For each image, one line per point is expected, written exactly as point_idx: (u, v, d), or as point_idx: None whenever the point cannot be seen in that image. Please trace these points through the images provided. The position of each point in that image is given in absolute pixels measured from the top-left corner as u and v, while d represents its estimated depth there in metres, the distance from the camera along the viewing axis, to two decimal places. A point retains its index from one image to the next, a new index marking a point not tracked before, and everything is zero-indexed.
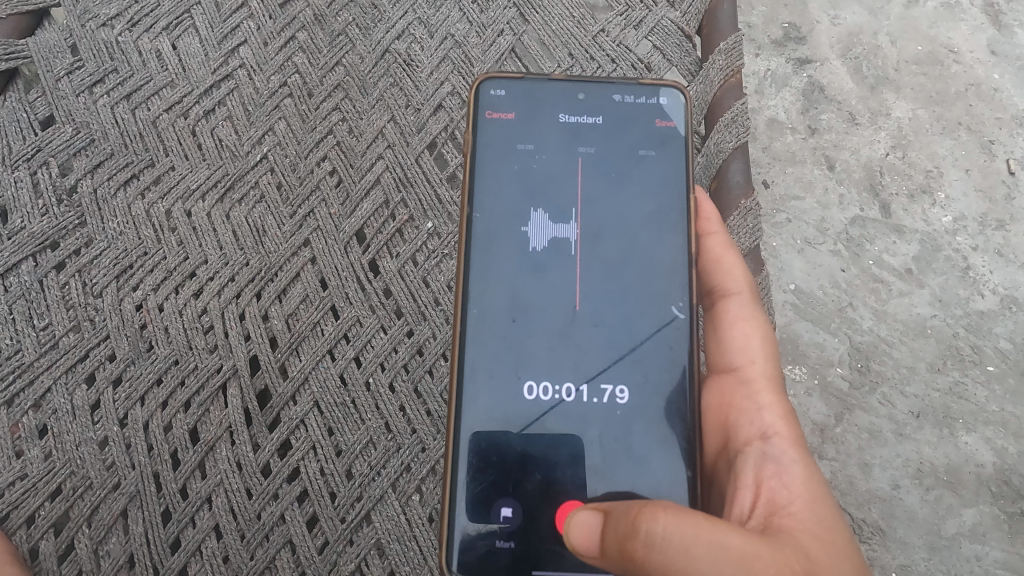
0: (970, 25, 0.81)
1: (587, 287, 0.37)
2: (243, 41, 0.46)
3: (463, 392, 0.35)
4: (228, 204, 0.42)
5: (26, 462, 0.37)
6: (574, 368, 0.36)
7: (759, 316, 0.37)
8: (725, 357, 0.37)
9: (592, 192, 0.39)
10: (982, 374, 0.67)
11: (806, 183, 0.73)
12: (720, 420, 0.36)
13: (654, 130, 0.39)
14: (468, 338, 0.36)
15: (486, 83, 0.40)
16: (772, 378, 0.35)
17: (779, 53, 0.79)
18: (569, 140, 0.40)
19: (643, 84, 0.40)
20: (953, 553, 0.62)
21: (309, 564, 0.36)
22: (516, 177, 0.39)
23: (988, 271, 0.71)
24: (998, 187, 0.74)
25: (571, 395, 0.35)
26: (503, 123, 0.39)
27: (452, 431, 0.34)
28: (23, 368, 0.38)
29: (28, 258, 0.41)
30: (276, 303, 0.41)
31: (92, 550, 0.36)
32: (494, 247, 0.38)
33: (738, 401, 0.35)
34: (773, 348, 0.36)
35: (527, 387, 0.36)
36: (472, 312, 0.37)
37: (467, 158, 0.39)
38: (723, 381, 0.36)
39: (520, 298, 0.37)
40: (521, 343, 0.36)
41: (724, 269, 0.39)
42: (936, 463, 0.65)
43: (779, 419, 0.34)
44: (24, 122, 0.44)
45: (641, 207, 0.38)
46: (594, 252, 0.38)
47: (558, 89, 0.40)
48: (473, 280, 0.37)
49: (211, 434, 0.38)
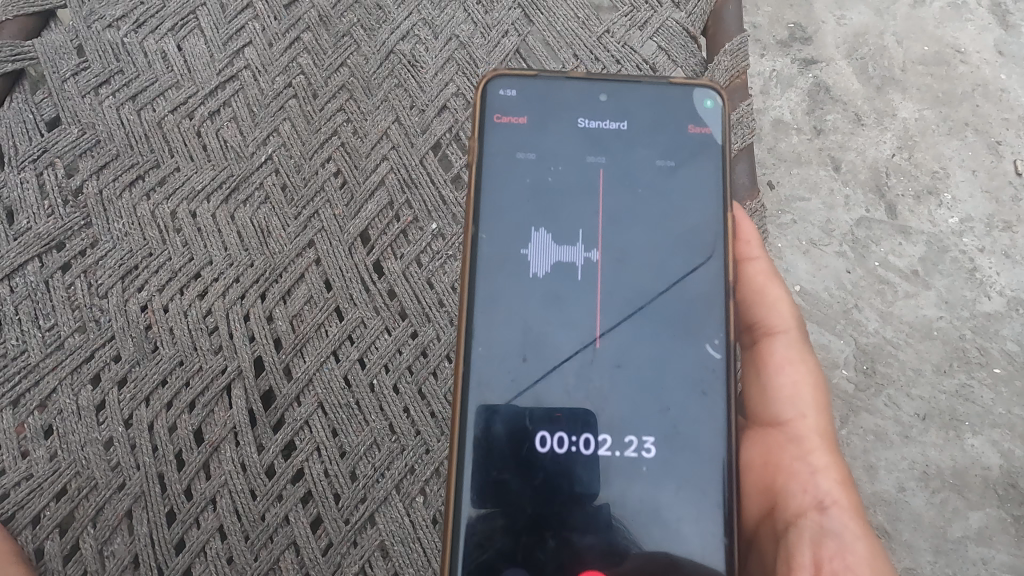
0: (976, 25, 0.80)
1: (608, 321, 0.36)
2: (247, 42, 0.46)
3: (467, 432, 0.34)
4: (233, 204, 0.42)
5: (31, 463, 0.37)
6: (592, 409, 0.35)
7: (807, 359, 0.36)
8: (773, 408, 0.36)
9: (614, 209, 0.38)
10: (989, 376, 0.67)
11: (811, 184, 0.73)
12: (768, 477, 0.36)
13: (687, 138, 0.38)
14: (472, 382, 0.35)
15: (496, 83, 0.39)
16: (824, 435, 0.35)
17: (784, 53, 0.79)
18: (591, 147, 0.38)
19: (674, 84, 0.39)
20: (959, 557, 0.62)
21: (312, 565, 0.36)
22: (528, 191, 0.38)
23: (995, 272, 0.71)
24: (1005, 188, 0.73)
25: (589, 447, 0.34)
26: (513, 127, 0.38)
27: (455, 458, 0.34)
28: (28, 368, 0.38)
29: (33, 259, 0.41)
30: (281, 304, 0.41)
31: (97, 551, 0.36)
32: (504, 273, 0.36)
33: (789, 462, 0.35)
34: (822, 396, 0.36)
35: (539, 438, 0.35)
36: (477, 350, 0.35)
37: (473, 167, 0.37)
38: (770, 434, 0.36)
39: (534, 333, 0.36)
40: (534, 382, 0.35)
41: (769, 306, 0.38)
42: (943, 466, 0.65)
43: (835, 485, 0.34)
44: (30, 123, 0.44)
45: (670, 226, 0.37)
46: (617, 282, 0.36)
47: (578, 91, 0.39)
48: (479, 309, 0.36)
49: (216, 435, 0.38)
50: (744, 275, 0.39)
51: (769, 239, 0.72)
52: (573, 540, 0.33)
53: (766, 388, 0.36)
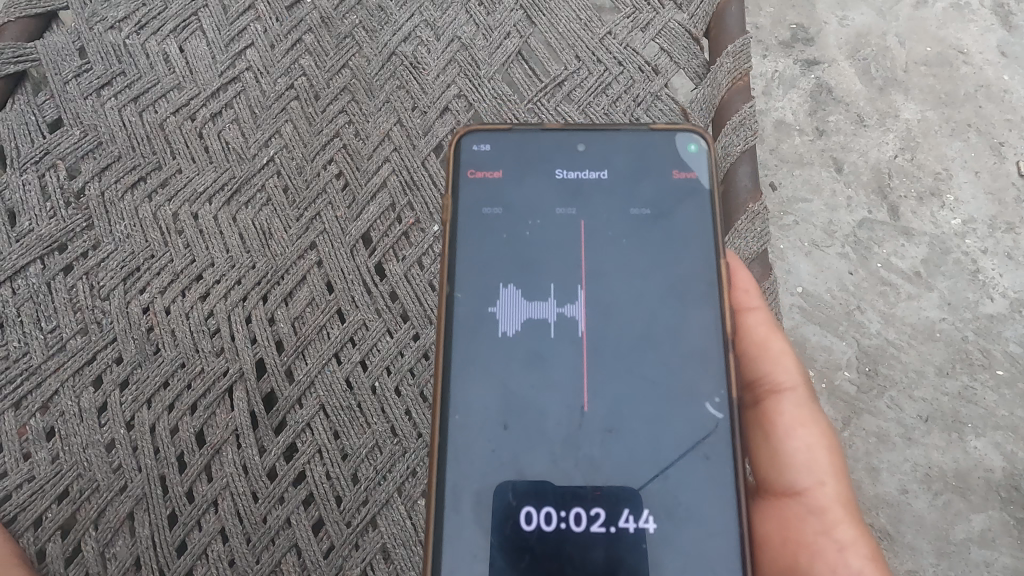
0: (979, 26, 0.80)
1: (595, 382, 0.35)
2: (249, 44, 0.46)
3: (446, 496, 0.33)
4: (234, 206, 0.42)
5: (33, 465, 0.37)
6: (579, 479, 0.34)
7: (817, 417, 0.35)
8: (787, 475, 0.34)
9: (597, 263, 0.37)
10: (992, 378, 0.67)
11: (813, 185, 0.73)
12: (790, 555, 0.33)
13: (671, 185, 0.38)
14: (448, 454, 0.34)
15: (469, 138, 0.39)
16: (845, 503, 0.33)
17: (786, 54, 0.79)
18: (572, 198, 0.38)
19: (654, 130, 0.38)
20: (962, 559, 0.62)
21: (315, 567, 0.36)
22: (506, 247, 0.37)
23: (998, 274, 0.70)
24: (1008, 189, 0.73)
25: (579, 524, 0.33)
26: (488, 181, 0.38)
27: (431, 521, 0.32)
28: (30, 370, 0.38)
29: (35, 260, 0.41)
30: (282, 306, 0.40)
31: (98, 553, 0.36)
32: (484, 335, 0.36)
33: (811, 538, 0.32)
34: (838, 459, 0.34)
35: (524, 515, 0.33)
36: (455, 417, 0.34)
37: (447, 226, 0.37)
38: (786, 505, 0.34)
39: (516, 395, 0.35)
40: (517, 450, 0.34)
41: (775, 361, 0.36)
42: (945, 468, 0.64)
43: (866, 563, 0.31)
44: (32, 124, 0.44)
45: (657, 279, 0.36)
46: (603, 340, 0.36)
47: (556, 142, 0.39)
48: (456, 368, 0.35)
49: (218, 436, 0.38)
50: (747, 329, 0.37)
51: (771, 240, 0.71)
52: (577, 544, 0.33)
53: (777, 453, 0.34)
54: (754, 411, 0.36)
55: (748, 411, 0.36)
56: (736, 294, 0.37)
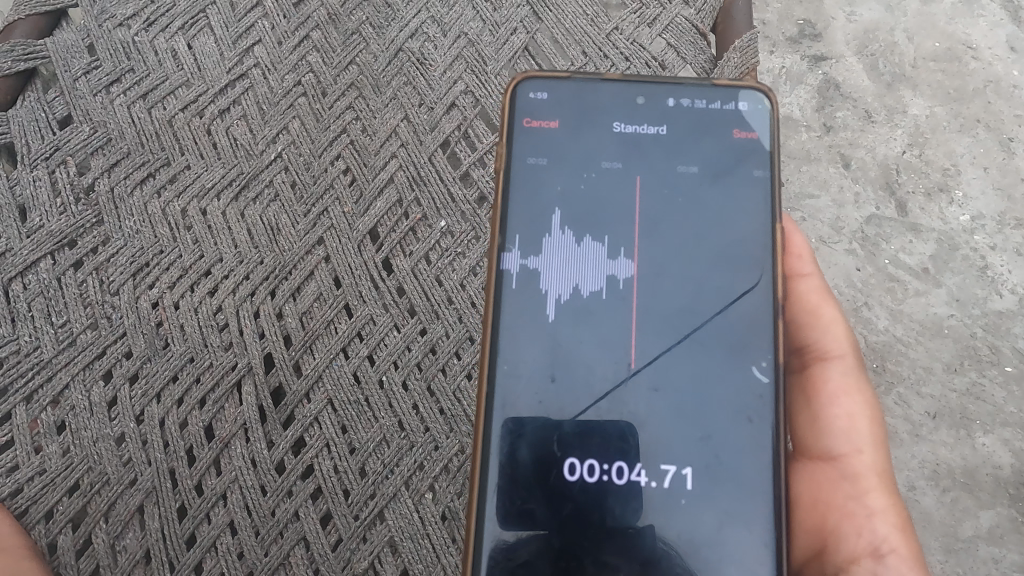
0: (988, 21, 0.79)
1: (645, 341, 0.35)
2: (257, 40, 0.47)
3: (490, 452, 0.34)
4: (243, 202, 0.43)
5: (45, 458, 0.37)
6: (623, 435, 0.34)
7: (862, 386, 0.35)
8: (824, 442, 0.34)
9: (650, 220, 0.37)
10: (1000, 374, 0.66)
11: (821, 182, 0.73)
12: (817, 517, 0.34)
13: (732, 144, 0.37)
14: (496, 406, 0.34)
15: (526, 86, 0.38)
16: (881, 473, 0.33)
17: (794, 49, 0.79)
18: (626, 153, 0.38)
19: (718, 85, 0.38)
20: (969, 556, 0.62)
21: (322, 560, 0.36)
22: (558, 199, 0.37)
23: (1006, 270, 0.70)
24: (1017, 185, 0.72)
25: (622, 477, 0.33)
26: (543, 131, 0.38)
27: (476, 473, 0.33)
28: (41, 365, 0.39)
29: (46, 256, 0.41)
30: (291, 301, 0.41)
31: (109, 545, 0.36)
32: (534, 292, 0.36)
33: (841, 502, 0.33)
34: (881, 429, 0.34)
35: (569, 465, 0.34)
36: (501, 372, 0.35)
37: (500, 174, 0.37)
38: (820, 470, 0.35)
39: (565, 353, 0.35)
40: (563, 404, 0.35)
41: (825, 329, 0.36)
42: (953, 465, 0.64)
43: (893, 530, 0.32)
44: (42, 121, 0.44)
45: (712, 238, 0.36)
46: (654, 297, 0.36)
47: (614, 92, 0.38)
48: (506, 322, 0.35)
49: (227, 431, 0.38)
50: (798, 293, 0.37)
51: None
52: (585, 532, 0.33)
53: (818, 419, 0.35)
54: (799, 376, 0.36)
55: (793, 376, 0.37)
56: (789, 258, 0.38)
